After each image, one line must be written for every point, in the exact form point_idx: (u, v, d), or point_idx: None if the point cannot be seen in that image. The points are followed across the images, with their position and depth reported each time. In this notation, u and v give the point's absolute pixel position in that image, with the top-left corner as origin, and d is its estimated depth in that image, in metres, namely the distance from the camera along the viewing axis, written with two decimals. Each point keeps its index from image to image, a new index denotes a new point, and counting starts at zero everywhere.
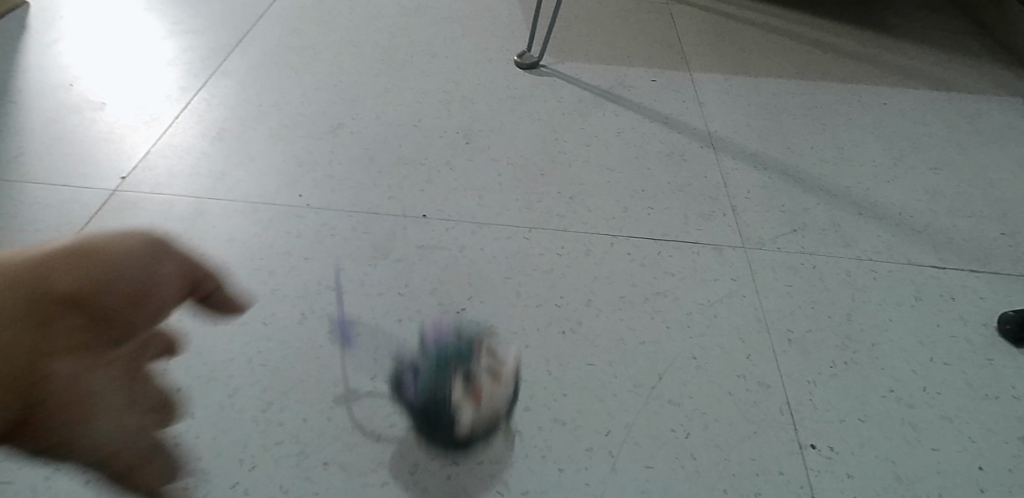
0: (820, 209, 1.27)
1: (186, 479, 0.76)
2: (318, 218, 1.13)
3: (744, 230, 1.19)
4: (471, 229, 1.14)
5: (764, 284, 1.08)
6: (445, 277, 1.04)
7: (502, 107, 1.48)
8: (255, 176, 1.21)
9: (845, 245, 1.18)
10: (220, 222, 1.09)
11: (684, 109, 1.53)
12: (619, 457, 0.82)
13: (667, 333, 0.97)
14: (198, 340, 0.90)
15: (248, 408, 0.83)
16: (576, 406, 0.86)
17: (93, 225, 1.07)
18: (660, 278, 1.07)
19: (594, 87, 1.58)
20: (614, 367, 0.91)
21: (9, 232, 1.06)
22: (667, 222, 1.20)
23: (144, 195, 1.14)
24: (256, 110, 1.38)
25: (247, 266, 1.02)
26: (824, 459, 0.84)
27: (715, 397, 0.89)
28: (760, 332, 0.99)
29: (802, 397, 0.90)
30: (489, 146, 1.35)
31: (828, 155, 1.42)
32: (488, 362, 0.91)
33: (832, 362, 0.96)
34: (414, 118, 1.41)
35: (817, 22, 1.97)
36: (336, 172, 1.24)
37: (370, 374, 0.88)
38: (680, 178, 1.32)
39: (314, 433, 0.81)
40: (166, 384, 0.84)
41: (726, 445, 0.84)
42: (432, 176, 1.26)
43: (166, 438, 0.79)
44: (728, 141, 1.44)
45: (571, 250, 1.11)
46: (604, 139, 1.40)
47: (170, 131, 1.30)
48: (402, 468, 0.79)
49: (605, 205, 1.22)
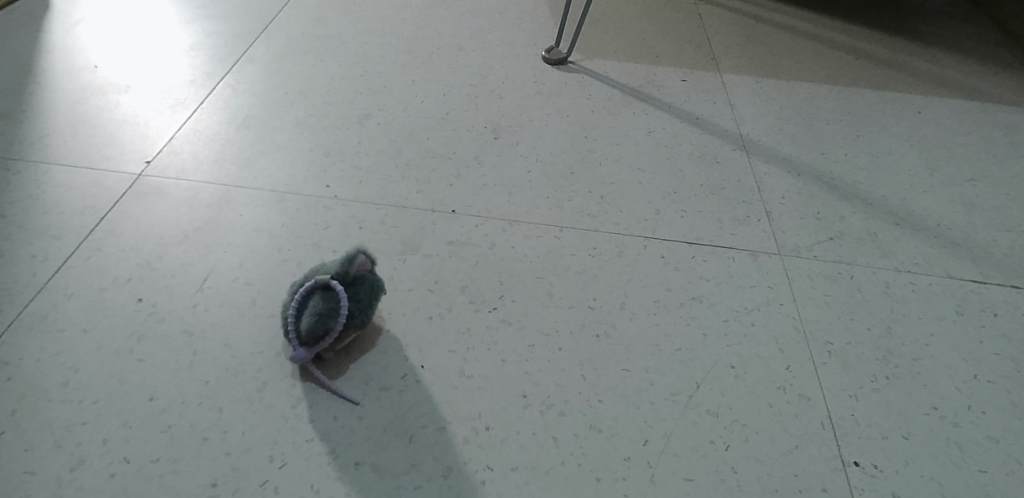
0: (856, 218, 1.24)
1: (214, 475, 0.74)
2: (345, 209, 1.10)
3: (780, 236, 1.16)
4: (501, 226, 1.11)
5: (801, 293, 1.05)
6: (475, 275, 1.02)
7: (530, 102, 1.45)
8: (281, 164, 1.18)
9: (883, 256, 1.15)
10: (247, 210, 1.07)
11: (715, 111, 1.50)
12: (657, 469, 0.79)
13: (704, 340, 0.94)
14: (225, 330, 0.87)
15: (277, 404, 0.80)
16: (612, 413, 0.84)
17: (118, 209, 1.05)
18: (695, 282, 1.04)
19: (623, 85, 1.55)
20: (650, 373, 0.89)
21: (32, 215, 1.03)
22: (701, 225, 1.16)
23: (169, 180, 1.11)
24: (281, 98, 1.36)
25: (274, 257, 0.99)
26: (867, 477, 0.81)
27: (755, 409, 0.86)
28: (799, 342, 0.96)
29: (843, 412, 0.88)
30: (517, 142, 1.32)
31: (863, 163, 1.39)
32: (520, 364, 0.89)
33: (873, 376, 0.93)
34: (441, 111, 1.39)
35: (848, 26, 1.93)
36: (362, 163, 1.22)
37: (401, 372, 0.85)
38: (712, 180, 1.28)
39: (344, 431, 0.79)
40: (193, 376, 0.82)
41: (767, 459, 0.81)
42: (460, 171, 1.23)
43: (193, 431, 0.77)
44: (761, 144, 1.41)
45: (604, 250, 1.08)
46: (635, 139, 1.37)
47: (195, 117, 1.28)
48: (435, 471, 0.77)
49: (637, 206, 1.19)
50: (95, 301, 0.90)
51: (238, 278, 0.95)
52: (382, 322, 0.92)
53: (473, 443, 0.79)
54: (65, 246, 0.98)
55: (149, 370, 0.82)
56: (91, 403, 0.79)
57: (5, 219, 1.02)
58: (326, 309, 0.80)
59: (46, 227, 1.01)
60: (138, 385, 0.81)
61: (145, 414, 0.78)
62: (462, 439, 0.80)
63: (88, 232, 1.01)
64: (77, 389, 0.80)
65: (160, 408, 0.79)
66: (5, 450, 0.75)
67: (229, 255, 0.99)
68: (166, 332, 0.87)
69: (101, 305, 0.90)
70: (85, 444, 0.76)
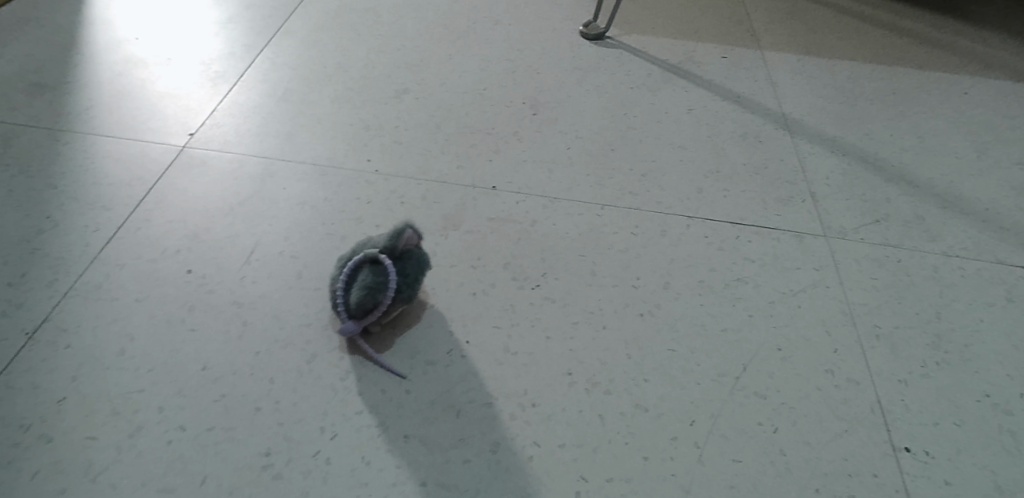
0: (902, 200, 1.21)
1: (267, 444, 0.76)
2: (386, 184, 1.10)
3: (826, 218, 1.14)
4: (542, 203, 1.10)
5: (848, 275, 1.03)
6: (517, 251, 1.01)
7: (568, 78, 1.43)
8: (322, 138, 1.18)
9: (931, 239, 1.13)
10: (290, 183, 1.08)
11: (756, 89, 1.46)
12: (705, 449, 0.79)
13: (750, 321, 0.94)
14: (273, 303, 0.89)
15: (326, 376, 0.82)
16: (659, 393, 0.84)
17: (165, 181, 1.06)
18: (740, 263, 1.02)
19: (662, 62, 1.52)
20: (696, 354, 0.89)
21: (82, 185, 1.05)
22: (745, 204, 1.14)
23: (213, 152, 1.12)
24: (320, 71, 1.35)
25: (319, 230, 1.00)
26: (919, 463, 0.81)
27: (803, 392, 0.86)
28: (847, 326, 0.95)
29: (893, 397, 0.87)
30: (557, 118, 1.30)
31: (908, 145, 1.35)
32: (565, 341, 0.89)
33: (923, 361, 0.91)
34: (479, 87, 1.37)
35: (893, 3, 1.87)
36: (402, 138, 1.21)
37: (447, 348, 0.86)
38: (755, 159, 1.25)
39: (392, 405, 0.80)
40: (244, 347, 0.84)
41: (816, 443, 0.81)
42: (500, 146, 1.22)
43: (245, 401, 0.79)
44: (804, 125, 1.37)
45: (646, 229, 1.07)
46: (675, 116, 1.35)
47: (236, 90, 1.28)
48: (483, 446, 0.77)
49: (679, 185, 1.17)
50: (147, 272, 0.92)
51: (283, 251, 0.96)
52: (427, 298, 0.92)
53: (520, 419, 0.80)
54: (115, 217, 1.00)
55: (202, 339, 0.85)
56: (147, 371, 0.82)
57: (55, 190, 1.04)
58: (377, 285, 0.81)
59: (96, 198, 1.02)
60: (191, 355, 0.83)
61: (199, 383, 0.81)
62: (509, 415, 0.80)
63: (136, 203, 1.02)
64: (133, 358, 0.83)
65: (213, 378, 0.81)
66: (67, 415, 0.77)
67: (275, 228, 1.00)
68: (216, 303, 0.89)
69: (153, 276, 0.92)
70: (143, 412, 0.78)
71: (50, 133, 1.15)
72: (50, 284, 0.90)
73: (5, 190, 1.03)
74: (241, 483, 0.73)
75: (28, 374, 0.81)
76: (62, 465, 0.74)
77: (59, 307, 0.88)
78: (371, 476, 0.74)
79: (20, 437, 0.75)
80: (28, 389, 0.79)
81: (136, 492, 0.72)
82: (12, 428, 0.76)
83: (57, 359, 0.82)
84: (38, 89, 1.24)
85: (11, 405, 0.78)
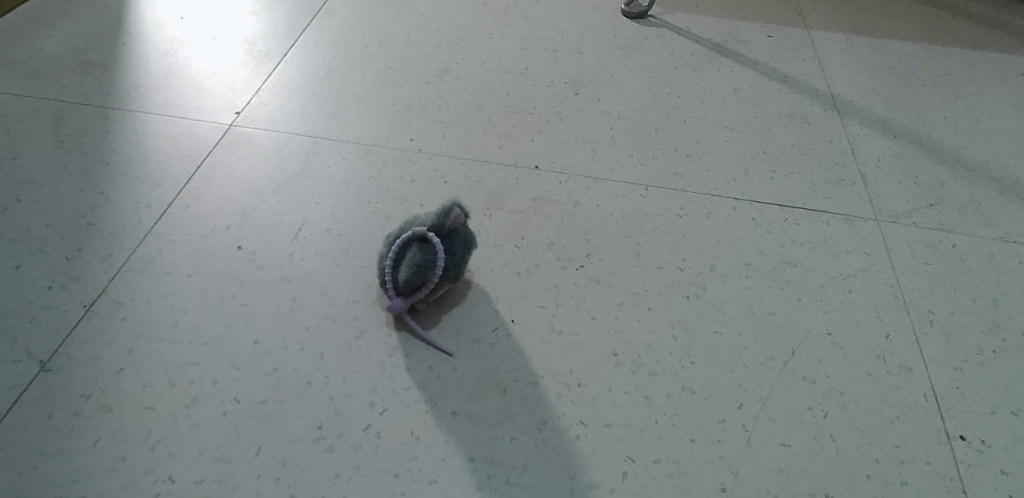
0: (957, 184, 1.13)
1: (319, 418, 0.78)
2: (429, 163, 1.10)
3: (877, 201, 1.09)
4: (585, 183, 1.09)
5: (901, 260, 1.00)
6: (561, 232, 1.00)
7: (610, 57, 1.39)
8: (366, 117, 1.18)
9: (987, 225, 1.06)
10: (335, 162, 1.08)
11: (803, 69, 1.38)
12: (754, 433, 0.79)
13: (799, 305, 0.92)
14: (321, 279, 0.91)
15: (375, 352, 0.84)
16: (706, 376, 0.84)
17: (213, 159, 1.07)
18: (789, 246, 1.00)
19: (706, 40, 1.46)
20: (743, 337, 0.88)
21: (133, 162, 1.06)
22: (794, 186, 1.11)
23: (258, 131, 1.13)
24: (362, 52, 1.34)
25: (364, 209, 1.01)
26: (974, 452, 0.79)
27: (853, 377, 0.85)
28: (899, 311, 0.93)
29: (947, 384, 0.85)
30: (599, 97, 1.27)
31: (963, 127, 1.26)
32: (610, 321, 0.89)
33: (979, 349, 0.89)
34: (520, 66, 1.34)
35: None
36: (444, 117, 1.20)
37: (492, 326, 0.87)
38: (803, 141, 1.20)
39: (440, 382, 0.81)
40: (294, 322, 0.86)
41: (868, 429, 0.80)
42: (542, 126, 1.20)
43: (297, 375, 0.81)
44: (854, 105, 1.29)
45: (692, 211, 1.05)
46: (720, 97, 1.29)
47: (280, 69, 1.27)
48: (530, 424, 0.79)
49: (725, 165, 1.14)
50: (197, 247, 0.94)
51: (329, 228, 0.98)
52: (472, 277, 0.93)
53: (566, 398, 0.81)
54: (166, 194, 1.01)
55: (252, 314, 0.87)
56: (200, 344, 0.84)
57: (107, 166, 1.05)
58: (424, 264, 0.82)
59: (147, 175, 1.04)
60: (242, 329, 0.85)
61: (251, 357, 0.83)
62: (555, 394, 0.81)
63: (186, 181, 1.04)
64: (187, 331, 0.85)
65: (265, 351, 0.83)
66: (125, 385, 0.80)
67: (321, 206, 1.01)
68: (265, 279, 0.91)
69: (203, 252, 0.94)
70: (198, 383, 0.80)
71: (100, 110, 1.14)
72: (105, 259, 0.92)
73: (58, 165, 1.05)
74: (295, 454, 0.75)
75: (86, 345, 0.83)
76: (122, 434, 0.76)
77: (114, 280, 0.90)
78: (420, 450, 0.76)
79: (81, 405, 0.78)
80: (87, 359, 0.82)
81: (194, 461, 0.74)
82: (73, 397, 0.78)
83: (114, 331, 0.84)
84: (86, 65, 1.23)
85: (72, 375, 0.80)
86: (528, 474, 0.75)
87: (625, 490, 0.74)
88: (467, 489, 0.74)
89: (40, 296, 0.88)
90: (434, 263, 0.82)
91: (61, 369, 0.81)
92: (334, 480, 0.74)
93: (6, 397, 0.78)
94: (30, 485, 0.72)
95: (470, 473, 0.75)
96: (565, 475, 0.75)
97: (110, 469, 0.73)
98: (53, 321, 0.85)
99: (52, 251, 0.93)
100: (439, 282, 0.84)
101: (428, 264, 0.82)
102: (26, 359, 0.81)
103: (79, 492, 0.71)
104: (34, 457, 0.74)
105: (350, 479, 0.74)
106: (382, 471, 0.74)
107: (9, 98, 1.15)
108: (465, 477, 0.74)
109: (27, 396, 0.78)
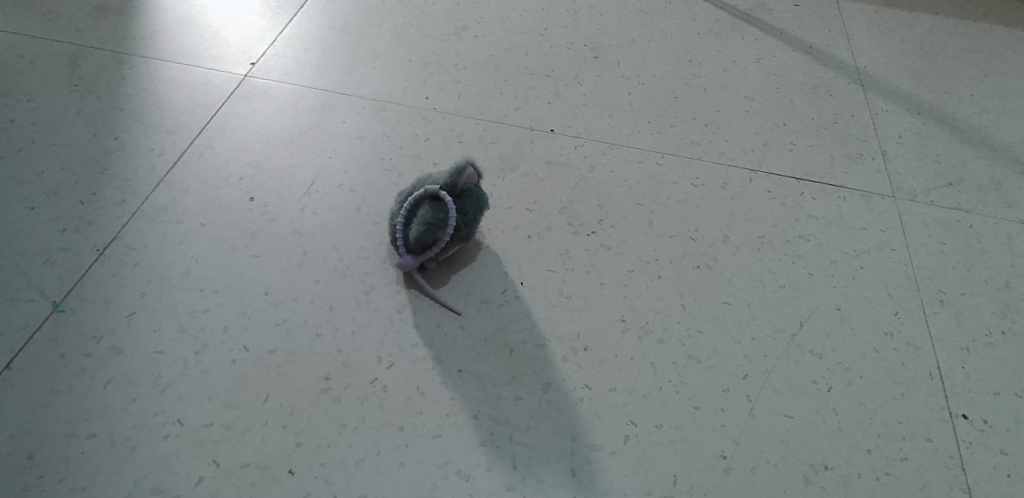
0: (979, 163, 1.10)
1: (326, 370, 0.79)
2: (444, 122, 1.09)
3: (895, 178, 1.07)
4: (601, 148, 1.07)
5: (916, 238, 0.98)
6: (572, 197, 1.00)
7: (632, 21, 1.34)
8: (382, 73, 1.16)
9: (1007, 206, 1.04)
10: (349, 117, 1.07)
11: (829, 41, 1.33)
12: (757, 403, 0.80)
13: (809, 280, 0.92)
14: (332, 234, 0.91)
15: (384, 307, 0.85)
16: (712, 345, 0.84)
17: (227, 108, 1.07)
18: (803, 220, 0.99)
19: (732, 8, 1.41)
20: (752, 308, 0.88)
21: (147, 108, 1.06)
22: (811, 160, 1.09)
23: (273, 83, 1.12)
24: (379, 5, 1.31)
25: (377, 166, 1.00)
26: (976, 431, 0.79)
27: (859, 353, 0.85)
28: (910, 290, 0.92)
29: (954, 364, 0.85)
30: (619, 62, 1.24)
31: (990, 106, 1.21)
32: (619, 288, 0.89)
33: (988, 330, 0.88)
34: (540, 27, 1.31)
35: None
36: (460, 77, 1.18)
37: (501, 288, 0.88)
38: (825, 114, 1.17)
39: (447, 340, 0.82)
40: (304, 275, 0.87)
41: (872, 404, 0.80)
42: (560, 89, 1.18)
43: (307, 327, 0.82)
44: (880, 79, 1.25)
45: (707, 181, 1.04)
46: (743, 65, 1.26)
47: (297, 20, 1.25)
48: (535, 385, 0.79)
49: (743, 136, 1.12)
50: (210, 197, 0.95)
51: (342, 184, 0.98)
52: (483, 238, 0.93)
53: (572, 362, 0.81)
54: (180, 142, 1.01)
55: (263, 265, 0.88)
56: (211, 292, 0.85)
57: (121, 112, 1.05)
58: (437, 222, 0.82)
59: (161, 121, 1.04)
60: (253, 280, 0.86)
61: (261, 306, 0.84)
62: (561, 357, 0.82)
63: (199, 130, 1.03)
64: (198, 279, 0.86)
65: (275, 301, 0.84)
66: (136, 329, 0.81)
67: (334, 161, 1.01)
68: (277, 231, 0.91)
69: (215, 202, 0.94)
70: (207, 330, 0.81)
71: (114, 55, 1.13)
72: (119, 205, 0.93)
73: (73, 109, 1.04)
74: (302, 404, 0.76)
75: (98, 288, 0.84)
76: (132, 376, 0.77)
77: (127, 226, 0.90)
78: (425, 406, 0.77)
79: (93, 347, 0.79)
80: (99, 302, 0.83)
81: (202, 406, 0.76)
82: (85, 339, 0.79)
83: (126, 276, 0.85)
84: (102, 9, 1.21)
85: (84, 316, 0.81)
86: (531, 434, 0.76)
87: (626, 453, 0.75)
88: (470, 446, 0.75)
89: (53, 239, 0.88)
90: (447, 222, 0.82)
91: (73, 310, 0.82)
92: (340, 430, 0.75)
93: (20, 335, 0.79)
94: (44, 421, 0.73)
95: (474, 430, 0.76)
96: (567, 436, 0.76)
97: (121, 410, 0.75)
98: (66, 262, 0.86)
99: (66, 194, 0.93)
100: (450, 243, 0.84)
101: (440, 223, 0.82)
102: (40, 300, 0.82)
103: (90, 430, 0.73)
104: (46, 395, 0.75)
105: (355, 430, 0.75)
106: (387, 423, 0.76)
107: (24, 40, 1.14)
108: (469, 434, 0.75)
109: (40, 334, 0.80)
